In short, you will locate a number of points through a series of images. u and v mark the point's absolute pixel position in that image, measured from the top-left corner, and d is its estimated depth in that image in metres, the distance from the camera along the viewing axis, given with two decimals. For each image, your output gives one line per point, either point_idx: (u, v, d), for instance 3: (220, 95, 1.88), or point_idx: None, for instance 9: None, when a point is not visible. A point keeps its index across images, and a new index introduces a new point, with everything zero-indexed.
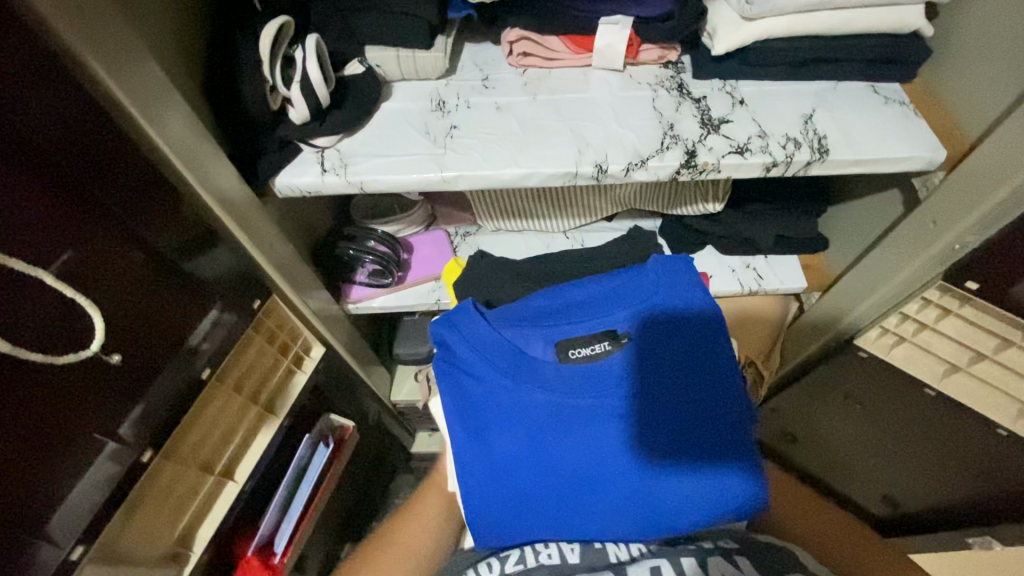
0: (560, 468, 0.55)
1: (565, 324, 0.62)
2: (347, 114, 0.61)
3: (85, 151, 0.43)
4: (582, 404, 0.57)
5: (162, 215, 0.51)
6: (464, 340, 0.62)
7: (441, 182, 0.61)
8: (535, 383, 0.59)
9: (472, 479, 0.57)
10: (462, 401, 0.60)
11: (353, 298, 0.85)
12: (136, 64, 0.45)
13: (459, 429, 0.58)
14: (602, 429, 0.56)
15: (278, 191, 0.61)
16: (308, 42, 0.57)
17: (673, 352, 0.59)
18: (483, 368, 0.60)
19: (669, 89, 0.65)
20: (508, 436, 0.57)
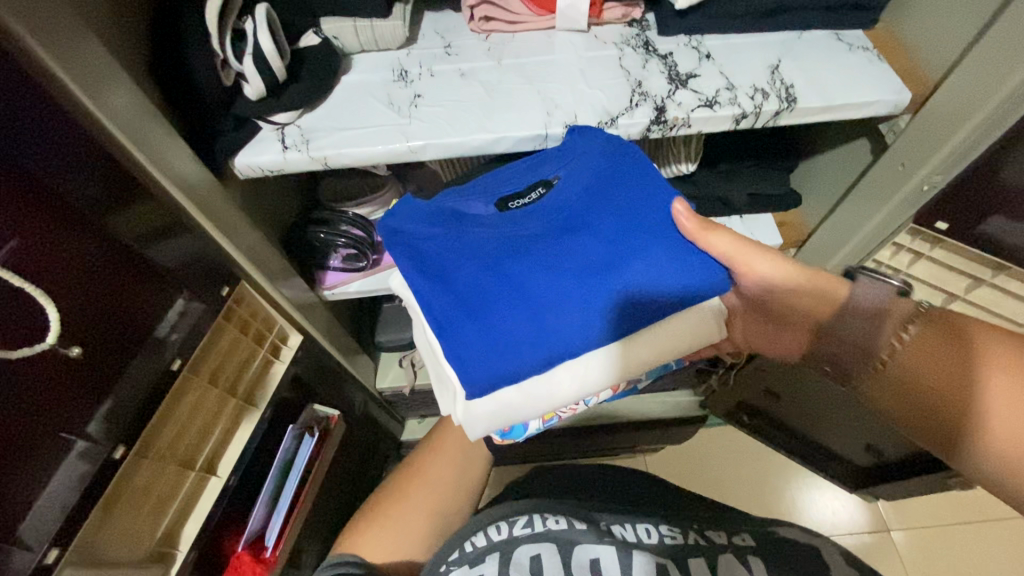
0: (525, 282, 0.53)
1: (503, 184, 0.62)
2: (305, 88, 0.59)
3: (22, 131, 0.40)
4: (533, 228, 0.57)
5: (115, 200, 0.48)
6: (408, 216, 0.59)
7: (409, 153, 0.59)
8: (480, 228, 0.58)
9: (438, 312, 0.52)
10: (416, 258, 0.56)
11: (328, 285, 0.84)
12: (73, 35, 0.42)
13: (417, 278, 0.54)
14: (552, 245, 0.55)
15: (238, 172, 0.59)
16: (258, 12, 0.54)
17: (602, 171, 0.57)
18: (429, 228, 0.58)
19: (635, 47, 0.64)
20: (464, 270, 0.54)
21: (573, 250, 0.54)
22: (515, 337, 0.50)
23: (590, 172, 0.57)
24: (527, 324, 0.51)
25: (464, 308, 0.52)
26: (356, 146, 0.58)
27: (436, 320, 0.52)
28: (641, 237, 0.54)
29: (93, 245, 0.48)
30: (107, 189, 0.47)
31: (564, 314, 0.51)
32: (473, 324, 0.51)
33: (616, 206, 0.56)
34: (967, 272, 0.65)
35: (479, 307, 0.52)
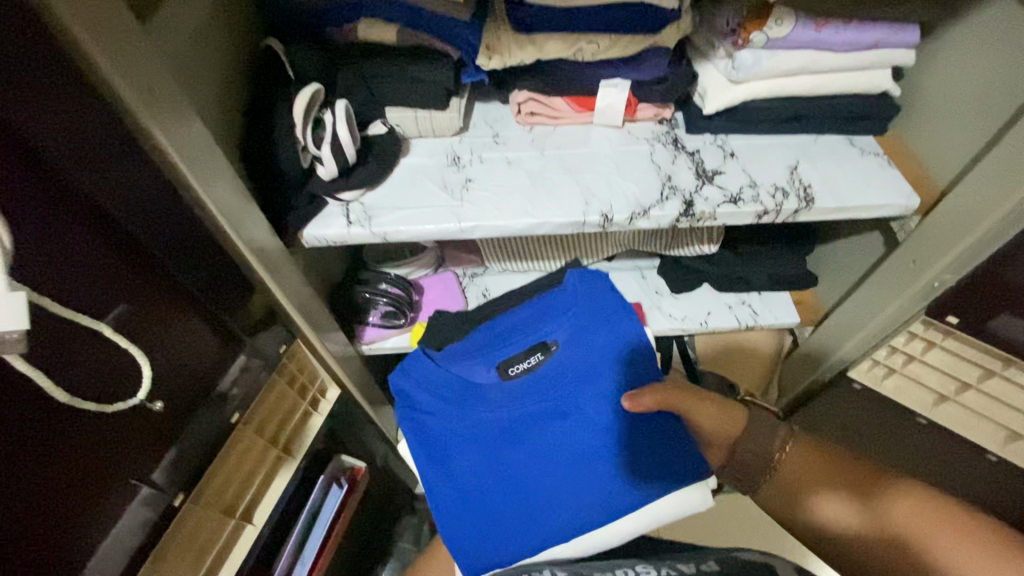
0: (518, 467, 0.66)
1: (502, 348, 0.74)
2: (370, 170, 0.66)
3: (143, 212, 0.47)
4: (526, 408, 0.69)
5: (205, 269, 0.54)
6: (417, 382, 0.72)
7: (459, 232, 0.65)
8: (482, 403, 0.71)
9: (442, 497, 0.67)
10: (423, 437, 0.70)
11: (365, 340, 0.88)
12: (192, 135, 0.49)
13: (426, 461, 0.69)
14: (546, 427, 0.68)
15: (304, 243, 0.65)
16: (337, 107, 0.62)
17: (587, 352, 0.70)
18: (438, 404, 0.71)
19: (665, 144, 0.71)
20: (465, 456, 0.68)
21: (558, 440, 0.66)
22: (511, 523, 0.64)
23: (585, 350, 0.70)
24: (520, 511, 0.64)
25: (468, 498, 0.66)
26: (413, 224, 0.65)
27: (440, 509, 0.66)
28: (632, 432, 0.64)
29: (183, 309, 0.53)
30: (200, 260, 0.53)
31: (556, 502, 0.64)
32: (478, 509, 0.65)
33: (603, 396, 0.67)
34: (979, 364, 0.68)
35: (477, 496, 0.66)
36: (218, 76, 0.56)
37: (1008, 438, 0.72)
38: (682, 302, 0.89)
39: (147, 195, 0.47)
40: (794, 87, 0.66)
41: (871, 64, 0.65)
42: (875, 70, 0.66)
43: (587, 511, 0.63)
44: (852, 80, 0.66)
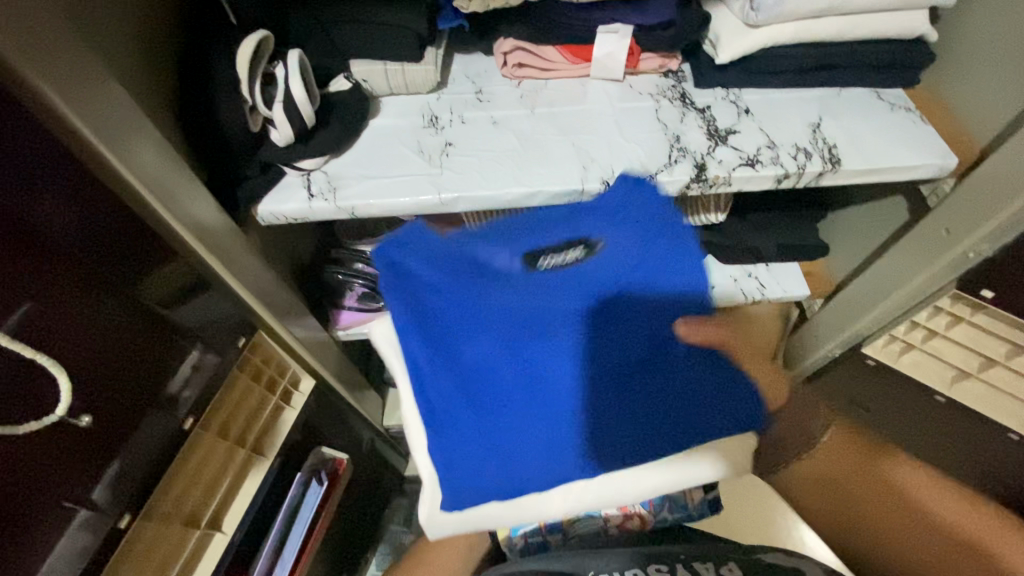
0: (500, 376, 0.47)
1: (536, 230, 0.51)
2: (334, 134, 0.57)
3: (45, 196, 0.38)
4: (556, 303, 0.47)
5: (132, 255, 0.45)
6: (418, 256, 0.51)
7: (439, 204, 0.57)
8: (499, 290, 0.49)
9: (434, 392, 0.49)
10: (417, 309, 0.50)
11: (341, 324, 0.80)
12: (100, 94, 0.39)
13: (416, 339, 0.50)
14: (530, 354, 0.47)
15: (261, 221, 0.57)
16: (290, 58, 0.52)
17: (634, 249, 0.47)
18: (441, 277, 0.50)
19: (671, 100, 0.63)
20: (469, 346, 0.48)
21: (576, 347, 0.46)
22: (470, 450, 0.47)
23: (629, 260, 0.47)
24: (485, 442, 0.46)
25: (452, 419, 0.48)
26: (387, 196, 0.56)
27: (433, 415, 0.49)
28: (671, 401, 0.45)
29: (108, 303, 0.45)
30: (123, 244, 0.44)
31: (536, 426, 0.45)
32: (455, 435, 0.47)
33: (586, 296, 0.47)
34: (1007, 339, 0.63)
35: (459, 330, 0.49)
36: (138, 20, 0.46)
37: None
38: None
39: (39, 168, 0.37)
40: (821, 31, 0.57)
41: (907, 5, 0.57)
42: (912, 10, 0.57)
43: (560, 478, 0.46)
44: (885, 23, 0.57)
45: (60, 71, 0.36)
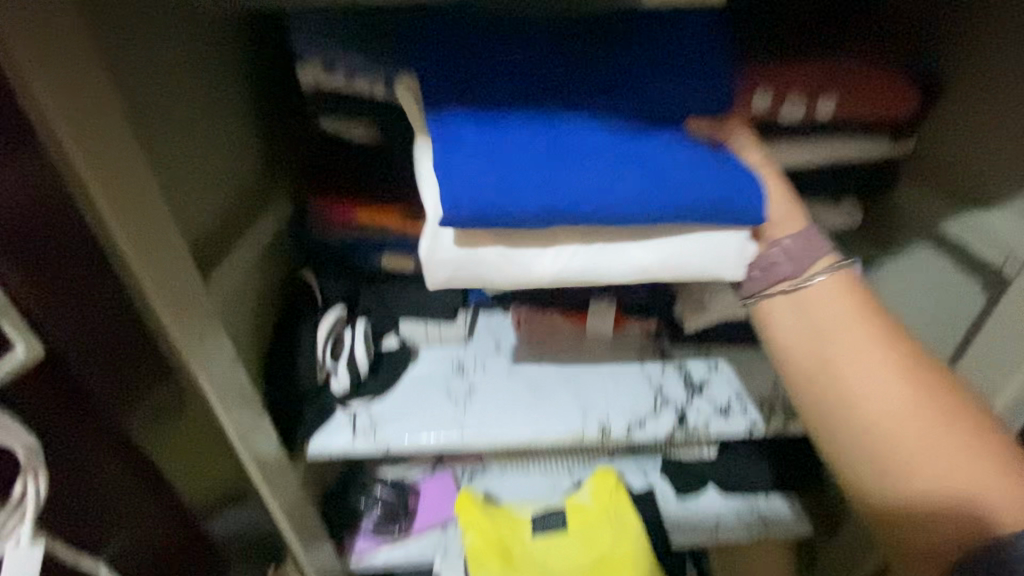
0: (580, 160, 0.48)
1: (632, 118, 0.51)
2: (381, 381, 0.71)
3: None
4: (627, 122, 0.51)
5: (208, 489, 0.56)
6: (578, 126, 0.50)
7: (463, 441, 0.68)
8: (588, 135, 0.49)
9: (538, 144, 0.49)
10: (543, 129, 0.50)
11: (358, 553, 0.84)
12: (227, 369, 0.52)
13: (540, 143, 0.49)
14: (597, 160, 0.48)
15: (309, 454, 0.67)
16: (358, 327, 0.70)
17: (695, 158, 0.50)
18: (560, 125, 0.50)
19: (653, 355, 0.77)
20: (580, 134, 0.49)
21: (604, 173, 0.48)
22: (535, 195, 0.47)
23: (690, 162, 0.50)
24: (555, 197, 0.47)
25: (555, 161, 0.48)
26: (420, 434, 0.68)
27: (503, 136, 0.49)
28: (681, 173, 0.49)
29: None
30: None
31: (588, 136, 0.50)
32: (545, 186, 0.47)
33: (685, 163, 0.49)
34: None
35: (529, 156, 0.48)
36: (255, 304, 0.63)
37: None
38: (686, 510, 0.90)
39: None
40: None
41: None
42: None
43: (590, 196, 0.48)
44: None
45: (218, 365, 0.50)
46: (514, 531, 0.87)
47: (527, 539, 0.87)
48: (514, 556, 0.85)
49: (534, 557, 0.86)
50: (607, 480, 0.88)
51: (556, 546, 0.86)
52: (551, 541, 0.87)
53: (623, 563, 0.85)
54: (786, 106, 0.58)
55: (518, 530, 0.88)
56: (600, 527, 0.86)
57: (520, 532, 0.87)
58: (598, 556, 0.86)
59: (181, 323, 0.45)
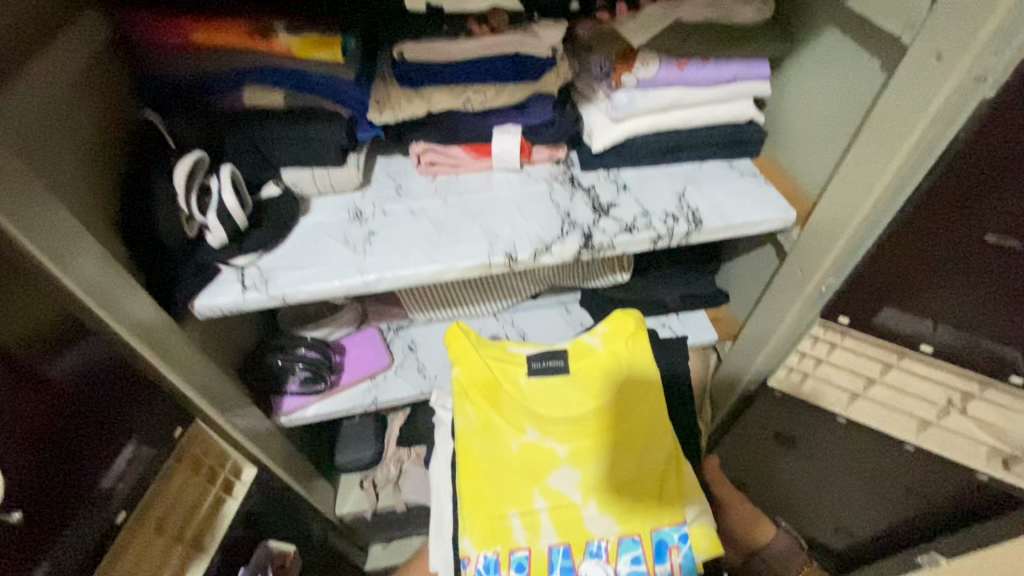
0: None
1: None
2: (266, 233, 0.64)
3: None
4: None
5: (85, 372, 0.50)
6: None
7: (365, 285, 0.64)
8: None
9: None
10: None
11: (284, 412, 0.83)
12: (46, 212, 0.45)
13: None
14: None
15: (196, 312, 0.62)
16: (223, 173, 0.60)
17: None
18: None
19: (562, 182, 0.74)
20: None
21: None
22: None
23: None
24: None
25: None
26: (314, 282, 0.63)
27: None
28: None
29: (28, 388, 0.45)
30: (72, 358, 0.49)
31: None
32: None
33: None
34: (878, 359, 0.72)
35: None
36: (85, 147, 0.53)
37: (918, 426, 0.77)
38: None
39: (5, 287, 0.43)
40: (670, 121, 0.70)
41: (735, 97, 0.70)
42: (740, 100, 0.71)
43: None
44: (720, 110, 0.70)
45: (32, 212, 0.43)
46: (507, 369, 0.78)
47: (519, 379, 0.78)
48: (503, 387, 0.77)
49: (525, 397, 0.77)
50: (627, 322, 0.79)
51: (556, 386, 0.77)
52: (549, 382, 0.78)
53: (624, 414, 0.74)
54: None
55: (513, 368, 0.79)
56: (605, 369, 0.77)
57: (514, 369, 0.78)
58: (597, 399, 0.76)
59: None
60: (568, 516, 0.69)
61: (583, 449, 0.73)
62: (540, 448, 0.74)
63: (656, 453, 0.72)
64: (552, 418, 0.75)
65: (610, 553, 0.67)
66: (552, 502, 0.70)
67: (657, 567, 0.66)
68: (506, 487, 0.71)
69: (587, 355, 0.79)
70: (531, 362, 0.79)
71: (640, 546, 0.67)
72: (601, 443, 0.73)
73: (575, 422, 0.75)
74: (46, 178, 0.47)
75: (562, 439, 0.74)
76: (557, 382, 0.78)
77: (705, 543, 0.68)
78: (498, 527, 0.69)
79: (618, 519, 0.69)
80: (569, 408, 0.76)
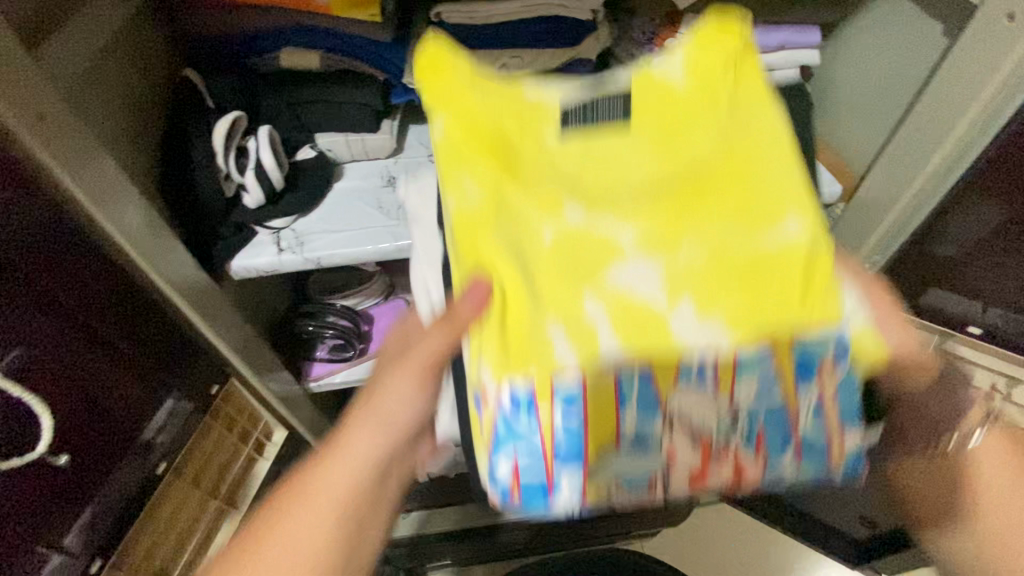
0: None
1: None
2: (300, 196, 0.63)
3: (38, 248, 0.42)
4: None
5: (130, 328, 0.51)
6: None
7: (397, 251, 0.64)
8: None
9: None
10: None
11: (312, 378, 0.83)
12: (93, 160, 0.43)
13: None
14: None
15: (232, 272, 0.62)
16: (262, 134, 0.60)
17: None
18: None
19: None
20: None
21: None
22: None
23: None
24: None
25: None
26: (348, 246, 0.63)
27: None
28: None
29: (77, 338, 0.47)
30: (119, 313, 0.50)
31: None
32: None
33: None
34: None
35: None
36: (129, 103, 0.54)
37: None
38: None
39: (60, 243, 0.43)
40: None
41: (782, 66, 0.67)
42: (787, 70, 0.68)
43: None
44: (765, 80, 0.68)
45: (84, 161, 0.42)
46: (529, 124, 0.47)
47: (545, 137, 0.47)
48: (514, 148, 0.46)
49: (556, 161, 0.46)
50: (713, 35, 0.48)
51: (620, 149, 0.46)
52: (616, 142, 0.46)
53: (726, 170, 0.43)
54: None
55: (537, 124, 0.47)
56: (687, 111, 0.47)
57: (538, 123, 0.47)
58: (677, 140, 0.45)
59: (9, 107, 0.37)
60: (639, 328, 0.37)
61: (660, 227, 0.41)
62: (587, 232, 0.41)
63: (795, 217, 0.40)
64: (600, 152, 0.46)
65: (721, 376, 0.38)
66: (622, 323, 0.37)
67: (799, 389, 0.38)
68: (531, 281, 0.39)
69: (669, 95, 0.47)
70: (568, 118, 0.47)
71: (767, 364, 0.38)
72: (697, 201, 0.42)
73: (653, 209, 0.42)
74: (94, 129, 0.48)
75: (630, 216, 0.41)
76: (628, 153, 0.45)
77: (870, 348, 0.38)
78: (528, 342, 0.37)
79: (730, 313, 0.37)
80: (641, 142, 0.46)
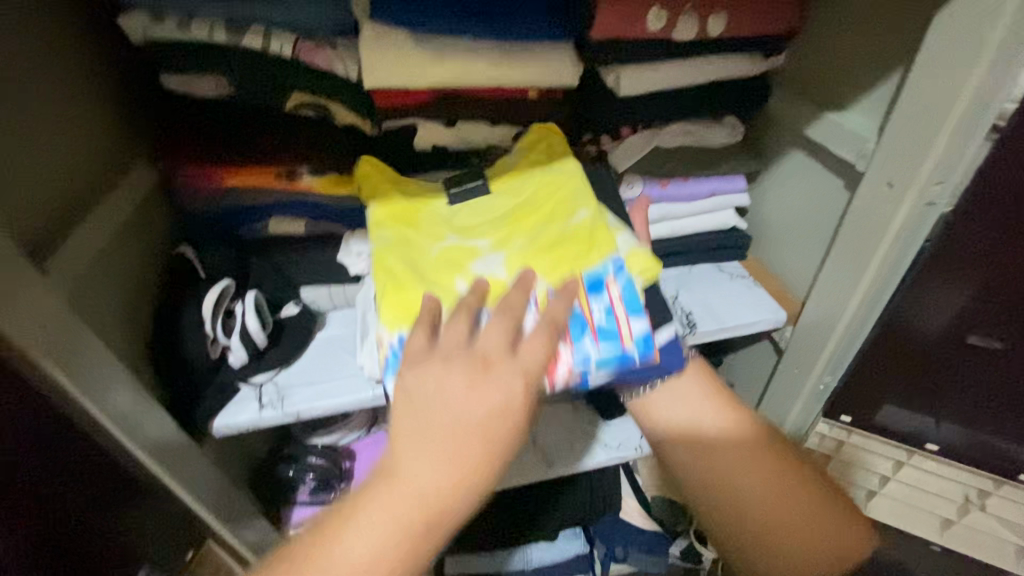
0: None
1: None
2: (283, 351, 0.67)
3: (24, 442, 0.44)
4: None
5: (105, 504, 0.52)
6: None
7: (375, 398, 0.66)
8: None
9: None
10: None
11: (294, 523, 0.82)
12: (82, 351, 0.47)
13: None
14: None
15: (214, 430, 0.64)
16: (248, 298, 0.65)
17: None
18: None
19: None
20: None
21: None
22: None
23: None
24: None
25: None
26: (328, 398, 0.65)
27: None
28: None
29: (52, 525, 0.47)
30: (95, 489, 0.51)
31: None
32: None
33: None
34: None
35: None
36: (126, 284, 0.60)
37: None
38: (615, 429, 0.92)
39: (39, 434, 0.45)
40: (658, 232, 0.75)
41: (717, 207, 0.75)
42: (722, 210, 0.76)
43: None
44: (704, 220, 0.75)
45: (76, 355, 0.46)
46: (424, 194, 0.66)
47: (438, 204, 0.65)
48: (421, 216, 0.64)
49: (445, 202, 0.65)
50: (537, 137, 0.67)
51: (490, 213, 0.64)
52: (474, 242, 0.62)
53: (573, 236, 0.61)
54: (680, 28, 0.59)
55: (429, 195, 0.66)
56: (542, 211, 0.63)
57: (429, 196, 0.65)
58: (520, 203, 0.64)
59: (16, 327, 0.41)
60: (495, 294, 0.57)
61: (507, 237, 0.62)
62: (463, 246, 0.62)
63: (583, 209, 0.62)
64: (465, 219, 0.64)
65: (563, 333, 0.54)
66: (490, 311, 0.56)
67: (592, 303, 0.56)
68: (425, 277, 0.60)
69: (542, 245, 0.61)
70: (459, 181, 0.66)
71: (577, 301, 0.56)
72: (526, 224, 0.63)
73: (503, 242, 0.61)
74: (87, 318, 0.53)
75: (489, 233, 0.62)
76: (483, 246, 0.61)
77: (640, 265, 0.59)
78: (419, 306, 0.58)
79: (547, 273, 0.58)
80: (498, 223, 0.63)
